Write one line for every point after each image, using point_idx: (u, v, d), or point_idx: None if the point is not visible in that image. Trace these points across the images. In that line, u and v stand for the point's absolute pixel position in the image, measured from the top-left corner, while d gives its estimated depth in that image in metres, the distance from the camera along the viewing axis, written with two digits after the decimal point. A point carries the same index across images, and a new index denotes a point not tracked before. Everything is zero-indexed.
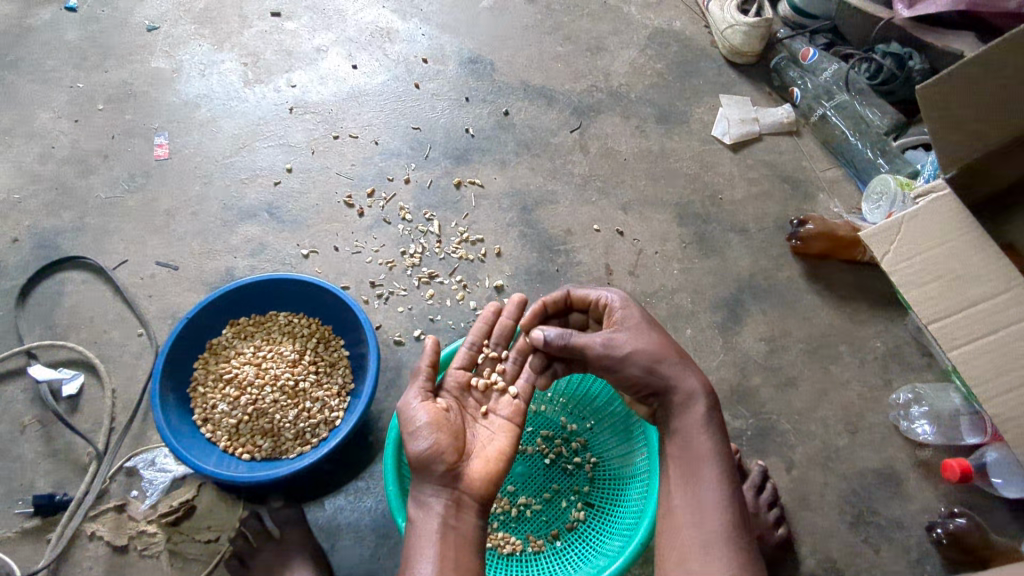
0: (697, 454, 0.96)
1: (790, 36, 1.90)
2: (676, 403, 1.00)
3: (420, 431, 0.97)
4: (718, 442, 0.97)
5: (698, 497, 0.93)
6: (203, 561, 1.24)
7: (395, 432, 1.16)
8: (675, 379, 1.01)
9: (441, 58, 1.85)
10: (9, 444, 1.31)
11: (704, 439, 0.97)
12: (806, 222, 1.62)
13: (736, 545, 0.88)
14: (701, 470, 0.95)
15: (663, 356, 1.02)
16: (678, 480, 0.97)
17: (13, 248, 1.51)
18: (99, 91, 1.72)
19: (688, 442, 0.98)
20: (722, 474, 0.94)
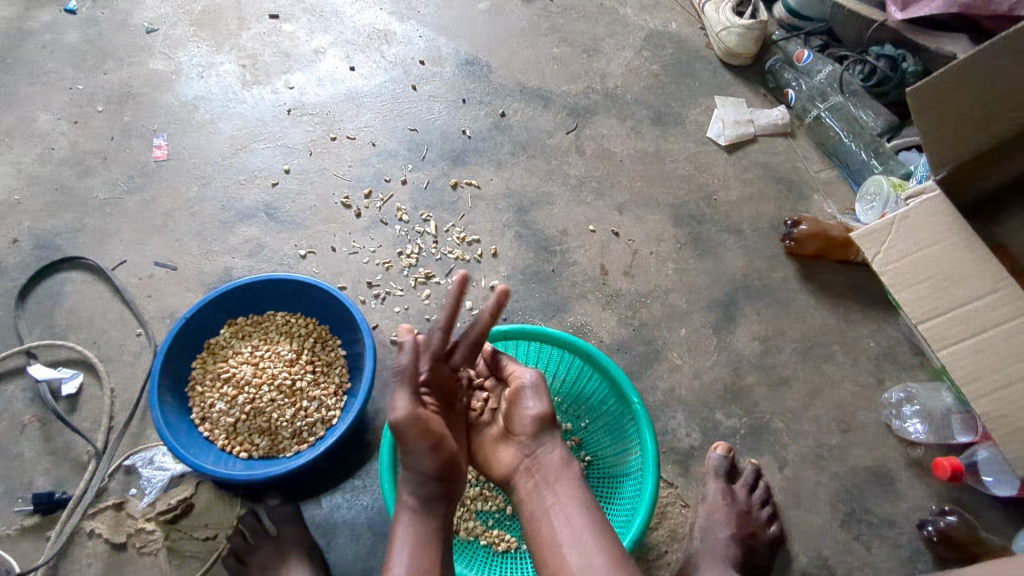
0: (575, 504, 1.03)
1: (784, 39, 1.93)
2: (552, 463, 1.08)
3: (437, 447, 0.99)
4: (589, 495, 1.05)
5: (586, 539, 0.97)
6: (201, 558, 1.26)
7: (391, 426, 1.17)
8: (552, 437, 1.11)
9: (439, 60, 1.86)
10: (9, 443, 1.33)
11: (565, 477, 1.06)
12: (800, 222, 1.64)
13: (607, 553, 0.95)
14: (585, 516, 1.01)
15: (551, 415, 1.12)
16: (541, 516, 1.02)
17: (13, 248, 1.52)
18: (98, 93, 1.73)
19: (567, 496, 1.04)
20: (602, 516, 1.02)
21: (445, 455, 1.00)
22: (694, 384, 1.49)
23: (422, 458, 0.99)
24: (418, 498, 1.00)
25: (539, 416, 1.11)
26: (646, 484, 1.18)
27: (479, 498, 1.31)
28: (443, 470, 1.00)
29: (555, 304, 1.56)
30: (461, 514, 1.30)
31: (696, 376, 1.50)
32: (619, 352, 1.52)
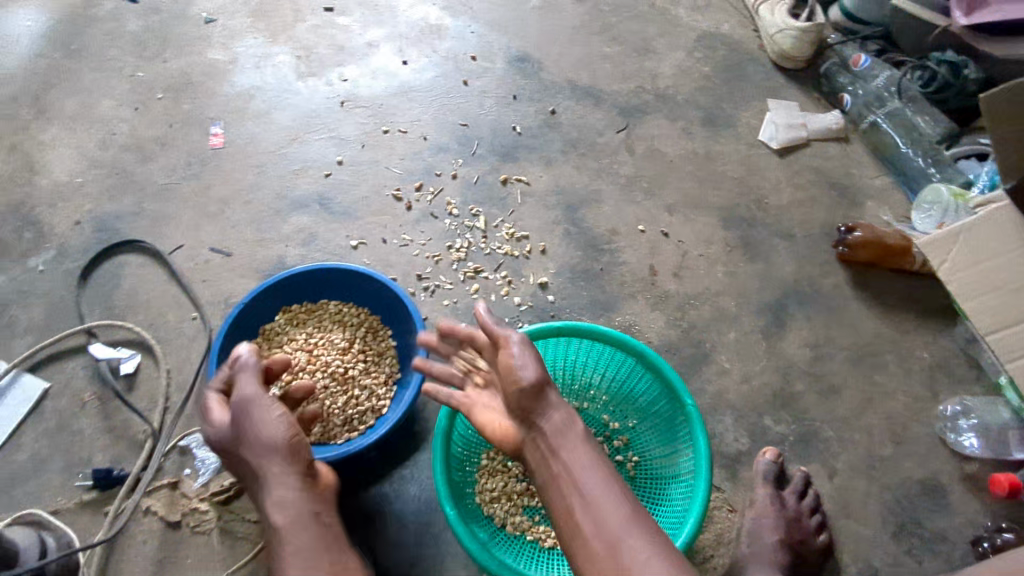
0: (593, 473, 0.95)
1: (840, 43, 1.91)
2: (555, 425, 1.00)
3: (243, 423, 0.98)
4: (597, 454, 0.98)
5: (597, 505, 0.91)
6: (252, 540, 1.27)
7: (450, 404, 1.24)
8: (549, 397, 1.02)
9: (490, 56, 1.87)
10: (69, 419, 1.36)
11: (582, 448, 0.98)
12: (854, 230, 1.60)
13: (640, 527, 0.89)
14: (593, 480, 0.94)
15: (543, 376, 1.03)
16: (562, 492, 0.95)
17: (76, 229, 1.56)
18: (158, 81, 1.76)
19: (583, 464, 0.96)
20: (615, 478, 0.96)
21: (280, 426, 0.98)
22: (743, 388, 1.48)
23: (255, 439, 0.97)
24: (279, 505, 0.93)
25: (528, 378, 1.02)
26: (699, 486, 1.18)
27: (525, 493, 1.32)
28: (286, 444, 0.97)
29: (603, 303, 1.55)
30: (509, 509, 1.30)
31: (745, 381, 1.48)
32: (667, 353, 1.51)
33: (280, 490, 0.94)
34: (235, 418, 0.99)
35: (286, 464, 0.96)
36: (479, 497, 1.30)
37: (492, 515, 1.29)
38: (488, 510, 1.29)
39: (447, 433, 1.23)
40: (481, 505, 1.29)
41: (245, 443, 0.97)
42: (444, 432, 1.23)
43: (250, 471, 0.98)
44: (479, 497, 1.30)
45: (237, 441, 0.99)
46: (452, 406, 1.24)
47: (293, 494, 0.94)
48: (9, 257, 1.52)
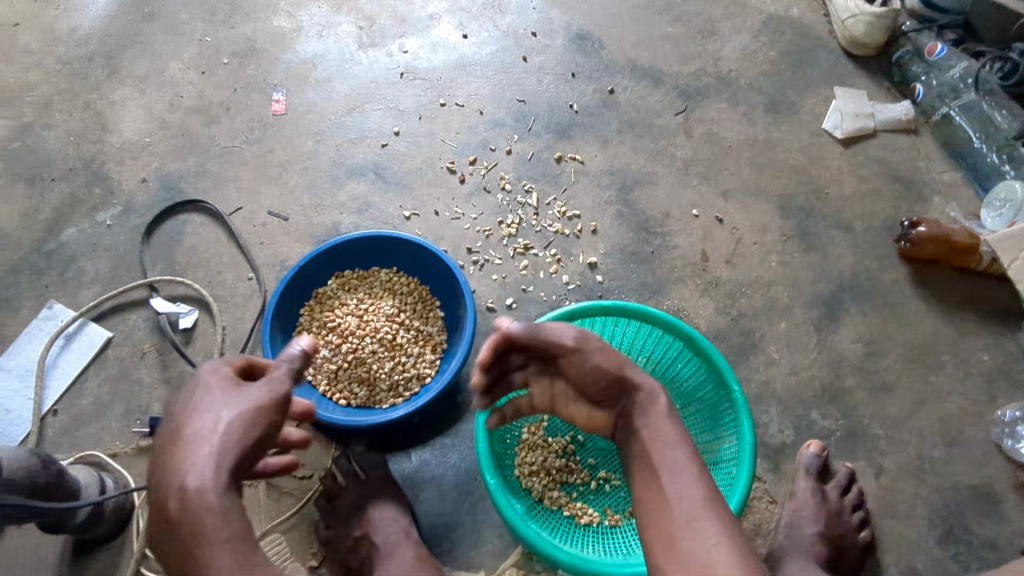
0: (675, 453, 0.90)
1: (915, 30, 1.81)
2: (638, 403, 0.97)
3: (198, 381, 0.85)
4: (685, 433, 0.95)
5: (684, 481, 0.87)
6: (296, 496, 1.32)
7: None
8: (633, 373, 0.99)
9: (550, 33, 1.85)
10: (130, 368, 1.42)
11: (666, 427, 0.94)
12: (919, 225, 1.53)
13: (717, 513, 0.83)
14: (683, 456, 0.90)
15: (617, 363, 0.99)
16: (644, 472, 0.92)
17: (142, 187, 1.62)
18: (224, 46, 1.80)
19: (668, 444, 0.92)
20: (695, 455, 0.91)
21: (232, 412, 0.82)
22: (791, 380, 1.45)
23: (211, 412, 0.81)
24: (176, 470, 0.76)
25: (606, 369, 0.98)
26: (741, 471, 1.18)
27: (564, 469, 1.34)
28: (248, 443, 0.81)
29: (652, 286, 1.54)
30: (547, 483, 1.32)
31: (793, 373, 1.46)
32: (714, 340, 1.49)
33: (205, 467, 0.76)
34: (212, 385, 0.85)
35: (200, 432, 0.79)
36: (518, 470, 1.32)
37: (530, 488, 1.30)
38: (526, 483, 1.31)
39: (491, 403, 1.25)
40: (520, 477, 1.31)
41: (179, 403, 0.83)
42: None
43: (173, 432, 0.80)
44: (518, 470, 1.32)
45: (192, 403, 0.83)
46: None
47: (220, 479, 0.76)
48: (80, 210, 1.59)
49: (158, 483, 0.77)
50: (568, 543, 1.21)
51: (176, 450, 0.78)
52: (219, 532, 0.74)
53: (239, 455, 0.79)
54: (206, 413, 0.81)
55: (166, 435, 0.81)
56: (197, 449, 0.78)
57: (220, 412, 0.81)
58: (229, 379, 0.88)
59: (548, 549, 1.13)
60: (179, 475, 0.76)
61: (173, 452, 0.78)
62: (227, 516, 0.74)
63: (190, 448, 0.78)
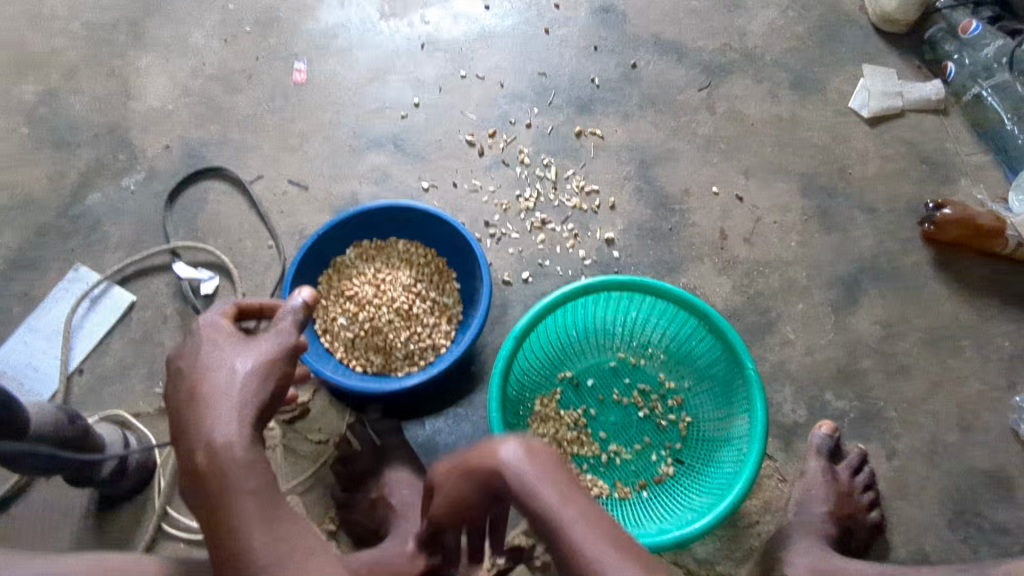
0: (558, 505, 0.87)
1: (950, 7, 1.76)
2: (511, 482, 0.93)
3: (202, 341, 0.86)
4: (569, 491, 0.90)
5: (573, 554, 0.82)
6: (312, 459, 1.35)
7: (510, 345, 1.26)
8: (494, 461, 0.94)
9: (573, 5, 1.82)
10: (153, 331, 1.46)
11: (536, 484, 0.90)
12: (944, 206, 1.51)
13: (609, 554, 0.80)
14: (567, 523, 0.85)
15: (497, 461, 0.93)
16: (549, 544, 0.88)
17: (165, 154, 1.64)
18: (246, 14, 1.80)
19: (544, 497, 0.88)
20: (569, 500, 0.87)
21: (245, 368, 0.83)
22: (806, 360, 1.45)
23: (225, 367, 0.82)
24: (199, 430, 0.78)
25: (492, 471, 0.94)
26: (752, 451, 1.18)
27: (575, 442, 1.37)
28: (265, 394, 0.83)
29: (668, 263, 1.54)
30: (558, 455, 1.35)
31: (808, 353, 1.45)
32: (730, 318, 1.49)
33: (228, 423, 0.78)
34: (220, 341, 0.86)
35: (220, 388, 0.81)
36: None
37: None
38: None
39: (505, 373, 1.25)
40: None
41: (189, 359, 0.84)
42: (502, 372, 1.25)
43: (191, 388, 0.82)
44: None
45: (204, 359, 0.84)
46: (512, 348, 1.26)
47: (243, 432, 0.79)
48: (104, 175, 1.61)
49: (184, 438, 0.79)
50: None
51: (195, 404, 0.80)
52: (244, 484, 0.76)
53: (258, 408, 0.81)
54: (220, 369, 0.82)
55: (181, 392, 0.82)
56: (217, 405, 0.80)
57: (234, 368, 0.83)
58: (235, 334, 0.88)
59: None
60: (203, 430, 0.78)
61: (192, 408, 0.80)
62: (252, 467, 0.77)
63: (210, 404, 0.80)
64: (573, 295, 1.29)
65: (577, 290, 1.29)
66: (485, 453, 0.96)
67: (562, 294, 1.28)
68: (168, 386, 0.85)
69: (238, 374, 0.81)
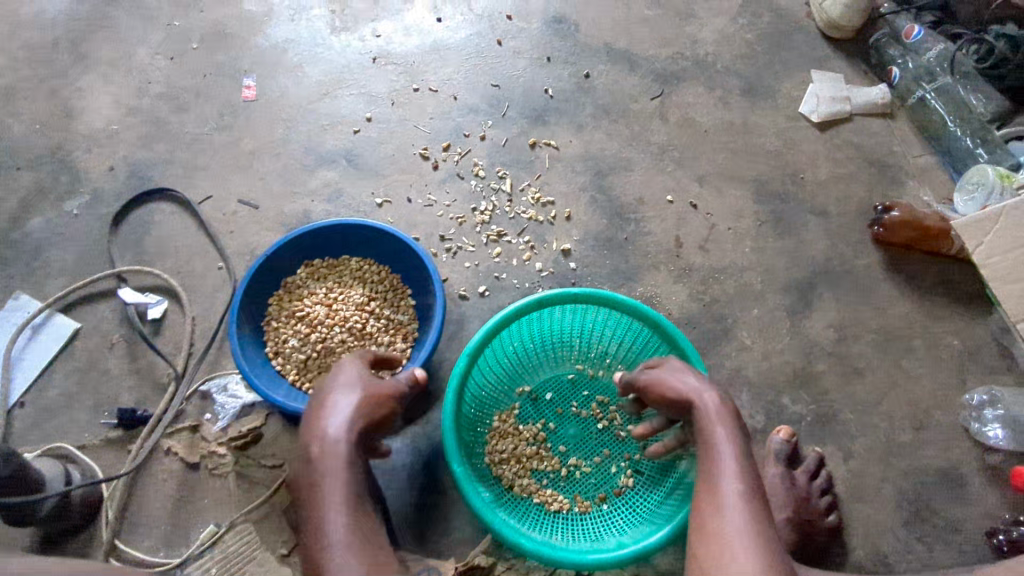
0: (730, 453, 0.94)
1: (893, 13, 1.80)
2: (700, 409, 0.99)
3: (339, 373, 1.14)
4: (741, 435, 0.97)
5: (718, 479, 0.92)
6: (266, 485, 1.31)
7: (464, 364, 1.24)
8: (693, 390, 1.01)
9: (526, 16, 1.82)
10: (99, 359, 1.41)
11: (720, 427, 0.96)
12: (892, 209, 1.54)
13: (755, 518, 0.87)
14: (724, 453, 0.94)
15: (697, 392, 1.01)
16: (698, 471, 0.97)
17: (110, 175, 1.59)
18: (193, 31, 1.77)
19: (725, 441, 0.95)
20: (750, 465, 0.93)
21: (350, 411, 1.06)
22: (763, 366, 1.45)
23: (342, 398, 1.09)
24: (317, 438, 1.05)
25: (686, 393, 1.02)
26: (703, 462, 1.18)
27: (534, 457, 1.34)
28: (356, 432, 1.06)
29: (625, 273, 1.54)
30: (518, 471, 1.32)
31: (764, 358, 1.46)
32: (687, 326, 1.49)
33: (333, 439, 1.03)
34: (346, 378, 1.12)
35: (336, 413, 1.06)
36: (488, 458, 1.32)
37: (500, 477, 1.31)
38: (497, 472, 1.31)
39: (459, 393, 1.23)
40: (490, 465, 1.32)
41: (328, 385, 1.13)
42: (456, 393, 1.23)
43: (319, 407, 1.09)
44: (489, 458, 1.32)
45: (337, 384, 1.12)
46: (466, 366, 1.25)
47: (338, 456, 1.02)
48: (46, 199, 1.57)
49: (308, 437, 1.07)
50: (538, 531, 1.22)
51: (319, 412, 1.08)
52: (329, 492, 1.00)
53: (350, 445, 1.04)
54: (339, 399, 1.09)
55: (316, 406, 1.10)
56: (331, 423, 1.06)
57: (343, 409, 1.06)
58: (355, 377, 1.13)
59: (514, 538, 1.13)
60: (319, 432, 1.05)
61: (317, 413, 1.08)
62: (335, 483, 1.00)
63: (326, 421, 1.06)
64: (528, 309, 1.28)
65: (531, 304, 1.27)
66: (686, 380, 1.03)
67: (518, 307, 1.27)
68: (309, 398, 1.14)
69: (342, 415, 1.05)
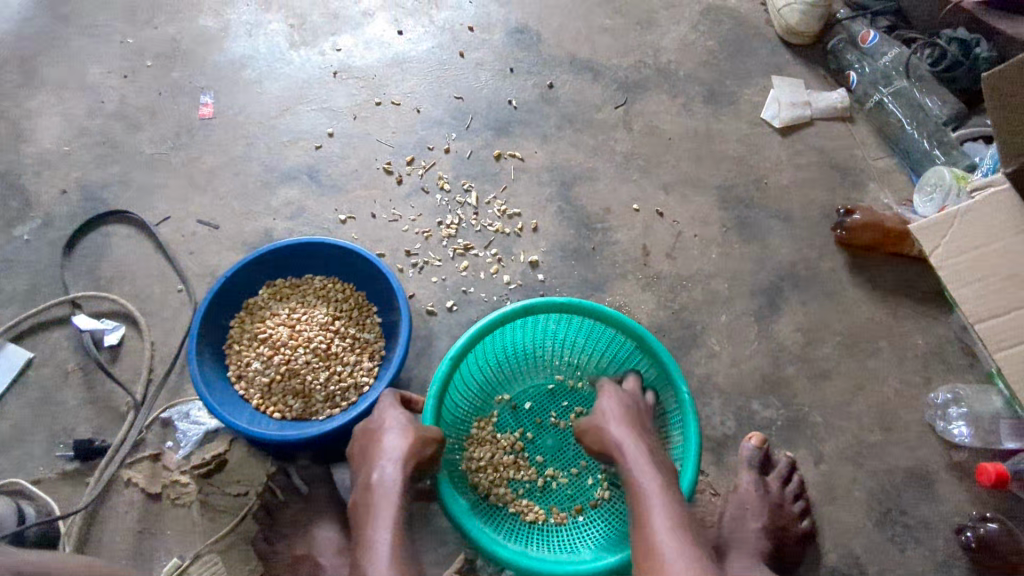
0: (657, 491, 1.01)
1: (850, 18, 1.84)
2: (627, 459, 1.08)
3: (380, 420, 1.14)
4: (666, 470, 1.06)
5: (647, 513, 0.99)
6: (231, 513, 1.28)
7: (444, 375, 1.21)
8: (620, 442, 1.11)
9: (488, 27, 1.81)
10: (54, 389, 1.37)
11: (644, 471, 1.04)
12: (853, 212, 1.56)
13: (685, 548, 0.92)
14: (648, 487, 1.02)
15: (623, 443, 1.10)
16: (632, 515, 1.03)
17: (62, 199, 1.55)
18: (147, 48, 1.73)
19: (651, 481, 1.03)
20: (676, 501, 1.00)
21: (394, 465, 1.07)
22: (732, 372, 1.46)
23: (386, 451, 1.09)
24: (365, 495, 1.07)
25: (615, 444, 1.11)
26: (684, 471, 1.17)
27: (512, 466, 1.33)
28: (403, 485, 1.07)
29: (594, 283, 1.53)
30: (495, 480, 1.30)
31: (734, 364, 1.46)
32: (657, 334, 1.49)
33: (382, 499, 1.05)
34: (388, 427, 1.12)
35: (383, 468, 1.08)
36: (465, 465, 1.31)
37: (476, 484, 1.29)
38: (473, 481, 1.29)
39: (439, 403, 1.21)
40: (466, 473, 1.30)
41: (371, 433, 1.14)
42: (434, 402, 1.20)
43: (366, 462, 1.11)
44: (466, 465, 1.31)
45: (378, 434, 1.13)
46: (447, 375, 1.22)
47: (387, 515, 1.03)
48: None
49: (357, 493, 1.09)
50: (512, 541, 1.21)
51: (375, 445, 1.11)
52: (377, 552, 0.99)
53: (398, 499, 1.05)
54: (383, 452, 1.09)
55: (363, 459, 1.12)
56: (378, 480, 1.07)
57: (397, 444, 1.09)
58: (397, 422, 1.13)
59: (492, 548, 1.12)
60: (367, 490, 1.07)
61: (374, 445, 1.12)
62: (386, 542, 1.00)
63: (373, 478, 1.07)
64: (509, 318, 1.26)
65: (516, 311, 1.25)
66: (613, 432, 1.13)
67: (491, 322, 1.25)
68: (356, 445, 1.16)
69: (387, 473, 1.06)
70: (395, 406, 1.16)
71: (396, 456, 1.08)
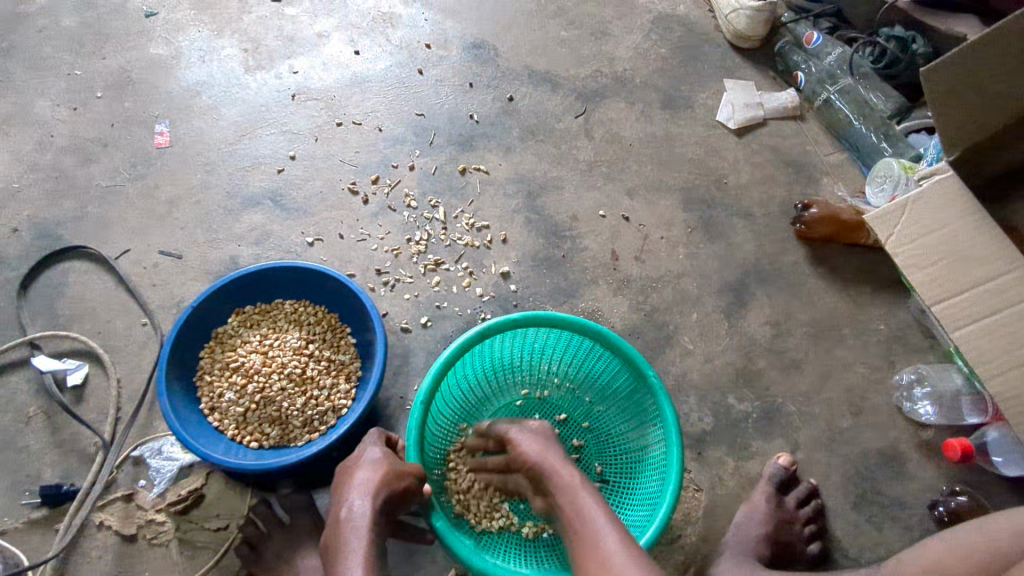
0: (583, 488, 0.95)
1: (794, 20, 1.90)
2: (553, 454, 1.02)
3: (356, 460, 1.13)
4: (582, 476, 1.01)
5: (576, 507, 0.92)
6: (213, 549, 1.24)
7: (419, 412, 1.19)
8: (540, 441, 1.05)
9: (444, 44, 1.83)
10: (14, 435, 1.31)
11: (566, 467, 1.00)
12: (810, 206, 1.62)
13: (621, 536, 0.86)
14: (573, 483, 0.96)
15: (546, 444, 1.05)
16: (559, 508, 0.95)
17: (14, 238, 1.50)
18: (97, 79, 1.69)
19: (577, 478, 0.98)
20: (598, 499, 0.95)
21: (365, 498, 1.03)
22: (706, 368, 1.48)
23: (357, 485, 1.06)
24: (334, 531, 1.02)
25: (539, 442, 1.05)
26: (671, 457, 1.19)
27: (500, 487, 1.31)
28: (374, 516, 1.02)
29: (565, 290, 1.54)
30: (488, 508, 1.29)
31: (707, 361, 1.49)
32: (631, 336, 1.50)
33: (353, 529, 1.00)
34: (364, 464, 1.10)
35: (355, 500, 1.04)
36: (456, 500, 1.28)
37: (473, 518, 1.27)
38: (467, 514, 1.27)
39: (421, 441, 1.19)
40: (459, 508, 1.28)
41: (345, 473, 1.12)
42: (417, 438, 1.18)
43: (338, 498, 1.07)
44: (457, 500, 1.28)
45: (352, 472, 1.10)
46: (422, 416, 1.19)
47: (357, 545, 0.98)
48: None
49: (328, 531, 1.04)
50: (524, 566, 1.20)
51: (348, 481, 1.09)
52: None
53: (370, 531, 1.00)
54: (355, 486, 1.06)
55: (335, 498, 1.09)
56: (348, 513, 1.02)
57: (369, 476, 1.06)
58: (373, 459, 1.11)
59: None
60: (336, 526, 1.02)
61: (346, 483, 1.09)
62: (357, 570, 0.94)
63: (343, 512, 1.03)
64: (474, 342, 1.25)
65: (473, 336, 1.25)
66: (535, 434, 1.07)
67: (454, 352, 1.24)
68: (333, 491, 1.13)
69: (357, 504, 1.02)
70: (375, 446, 1.15)
71: (367, 489, 1.05)
